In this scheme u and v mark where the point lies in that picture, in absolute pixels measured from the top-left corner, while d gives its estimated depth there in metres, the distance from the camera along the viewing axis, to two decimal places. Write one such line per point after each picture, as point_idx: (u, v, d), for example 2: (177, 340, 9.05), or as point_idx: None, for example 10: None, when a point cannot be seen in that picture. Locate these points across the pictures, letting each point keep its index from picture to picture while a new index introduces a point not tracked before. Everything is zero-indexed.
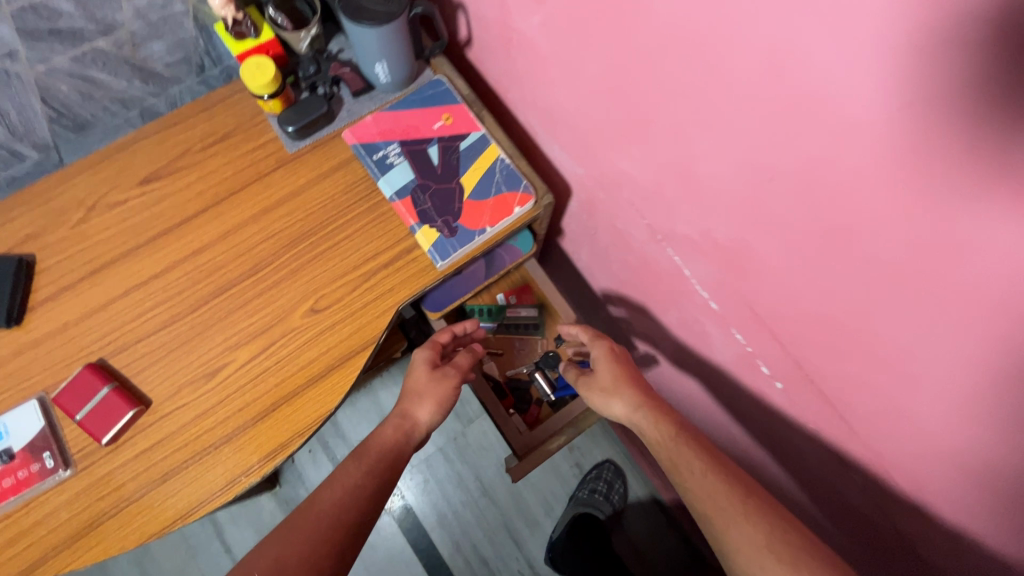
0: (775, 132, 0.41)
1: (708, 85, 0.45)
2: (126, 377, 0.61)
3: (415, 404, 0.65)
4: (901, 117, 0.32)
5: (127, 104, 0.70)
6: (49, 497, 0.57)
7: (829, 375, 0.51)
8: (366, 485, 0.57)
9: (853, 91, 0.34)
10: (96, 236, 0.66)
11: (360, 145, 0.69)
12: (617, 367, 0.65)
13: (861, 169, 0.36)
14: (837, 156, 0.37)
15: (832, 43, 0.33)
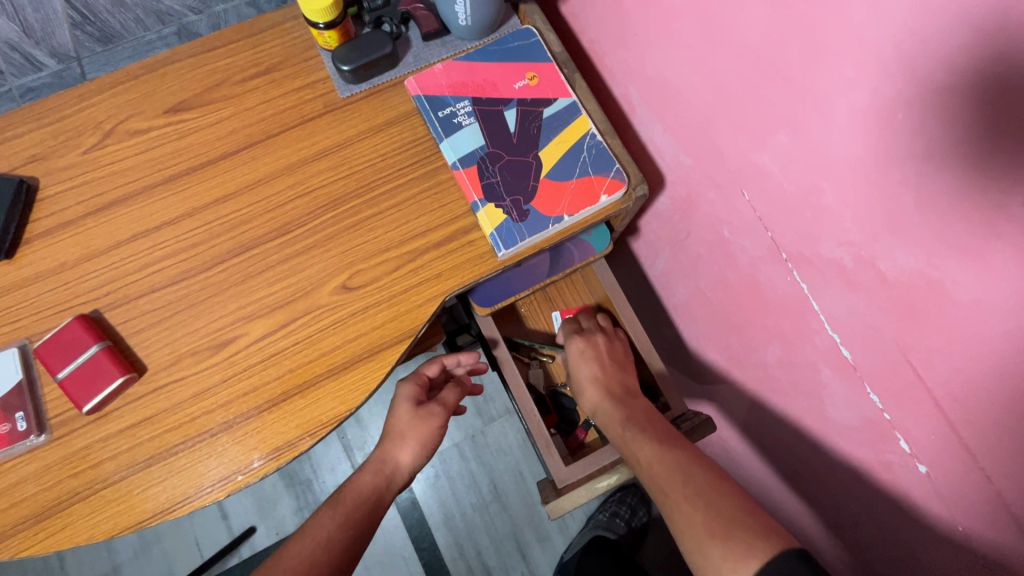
0: (864, 136, 0.39)
1: (910, 54, 0.34)
2: (123, 336, 0.52)
3: (398, 446, 0.63)
4: (1007, 133, 0.30)
5: (165, 20, 0.60)
6: (15, 464, 0.49)
7: (1017, 477, 0.38)
8: (340, 537, 0.55)
9: (952, 100, 0.33)
10: (108, 167, 0.56)
11: (425, 98, 0.57)
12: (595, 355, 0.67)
13: (948, 185, 0.35)
14: (920, 168, 0.36)
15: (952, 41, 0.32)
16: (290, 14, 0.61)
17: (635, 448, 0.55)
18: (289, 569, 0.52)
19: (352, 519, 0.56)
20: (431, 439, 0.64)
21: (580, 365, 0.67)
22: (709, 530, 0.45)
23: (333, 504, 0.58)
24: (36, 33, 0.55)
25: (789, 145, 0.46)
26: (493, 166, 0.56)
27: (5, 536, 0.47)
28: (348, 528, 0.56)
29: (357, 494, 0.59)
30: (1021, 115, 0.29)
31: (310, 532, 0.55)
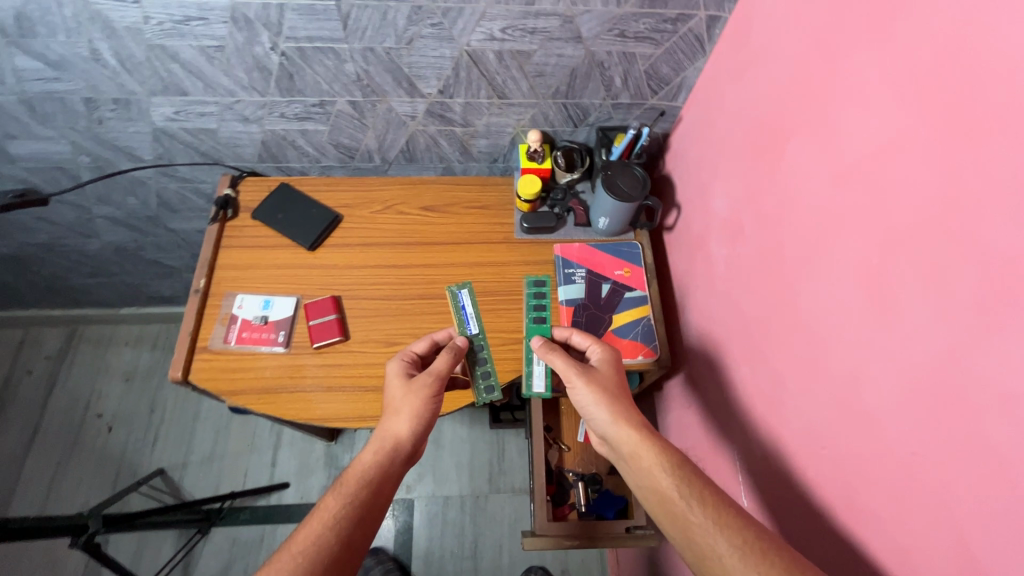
0: (772, 387, 0.68)
1: (795, 355, 0.64)
2: (346, 315, 0.90)
3: (393, 419, 0.71)
4: (816, 414, 0.60)
5: (442, 163, 1.04)
6: (264, 356, 0.86)
7: None
8: (347, 513, 0.61)
9: (802, 386, 0.62)
10: (378, 225, 0.99)
11: (561, 258, 0.95)
12: (612, 374, 0.73)
13: (795, 431, 0.63)
14: (788, 417, 0.65)
15: (807, 360, 0.61)
16: (507, 182, 1.04)
17: (653, 469, 0.62)
18: (304, 540, 0.57)
19: (357, 500, 0.62)
20: (422, 409, 0.72)
21: (602, 379, 0.72)
22: (710, 523, 0.55)
23: (337, 486, 0.64)
24: (383, 147, 0.99)
25: (747, 377, 0.75)
26: (583, 312, 0.90)
27: (246, 393, 0.84)
28: (353, 506, 0.62)
29: (360, 476, 0.65)
30: (822, 409, 0.59)
31: (317, 515, 0.60)
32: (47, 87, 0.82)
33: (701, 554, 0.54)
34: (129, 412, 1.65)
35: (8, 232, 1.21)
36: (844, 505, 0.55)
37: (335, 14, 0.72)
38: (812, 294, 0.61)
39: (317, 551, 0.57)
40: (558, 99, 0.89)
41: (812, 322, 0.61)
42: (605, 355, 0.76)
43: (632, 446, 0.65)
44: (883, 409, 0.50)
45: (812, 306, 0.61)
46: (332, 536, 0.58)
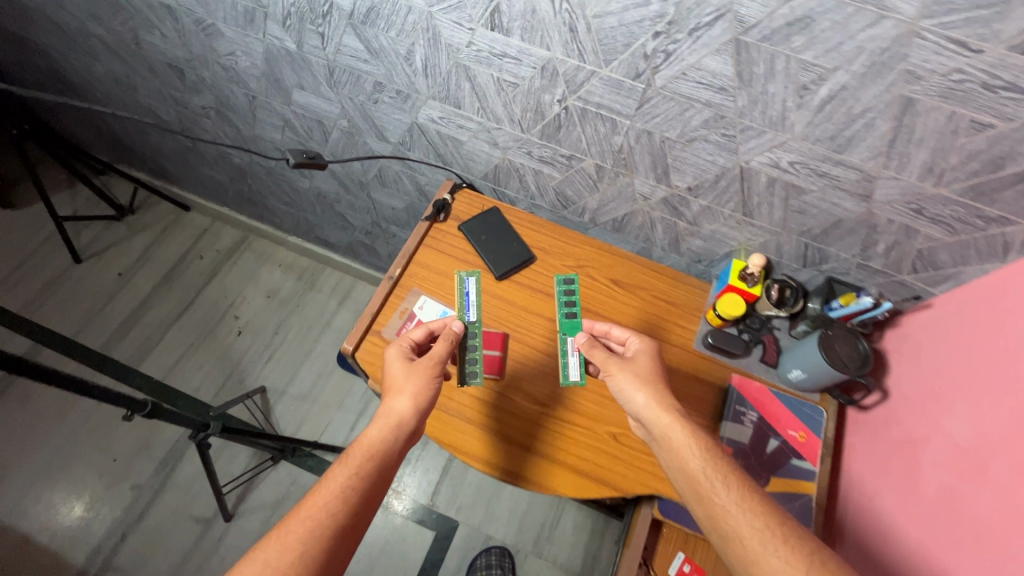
0: None
1: None
2: (506, 355, 0.91)
3: (397, 394, 0.74)
4: None
5: (644, 244, 1.02)
6: None
7: None
8: (353, 490, 0.63)
9: None
10: (564, 279, 0.99)
11: (735, 390, 0.89)
12: (647, 365, 0.77)
13: None
14: None
15: None
16: (704, 287, 0.99)
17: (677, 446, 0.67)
18: (313, 514, 0.60)
19: (361, 474, 0.66)
20: (423, 391, 0.75)
21: (640, 368, 0.76)
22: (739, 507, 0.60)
23: (343, 459, 0.67)
24: (598, 209, 0.99)
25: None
26: (740, 458, 0.83)
27: None
28: (359, 484, 0.64)
29: (367, 449, 0.68)
30: None
31: (325, 485, 0.63)
32: (353, 64, 0.92)
33: (726, 530, 0.59)
34: (258, 325, 1.81)
35: (249, 150, 1.39)
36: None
37: (638, 95, 0.72)
38: None
39: (326, 521, 0.60)
40: (804, 238, 0.84)
41: None
42: (642, 347, 0.79)
43: (663, 428, 0.69)
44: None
45: None
46: (339, 509, 0.62)
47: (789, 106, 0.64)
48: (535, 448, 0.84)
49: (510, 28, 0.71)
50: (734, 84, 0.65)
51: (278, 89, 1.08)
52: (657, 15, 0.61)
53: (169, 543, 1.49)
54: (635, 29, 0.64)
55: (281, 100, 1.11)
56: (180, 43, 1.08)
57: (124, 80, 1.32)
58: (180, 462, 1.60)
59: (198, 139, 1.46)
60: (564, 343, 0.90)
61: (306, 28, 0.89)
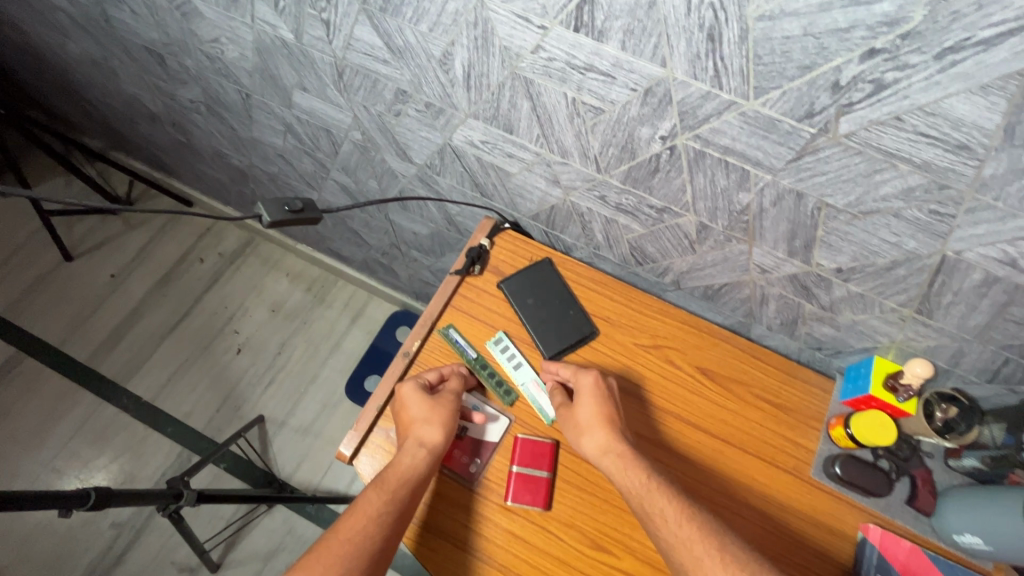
0: None
1: None
2: (556, 474, 0.67)
3: (422, 422, 0.63)
4: None
5: (743, 319, 0.77)
6: (442, 478, 0.66)
7: None
8: (388, 512, 0.56)
9: None
10: (637, 365, 0.74)
11: (874, 549, 0.63)
12: (603, 408, 0.65)
13: None
14: None
15: None
16: (825, 386, 0.73)
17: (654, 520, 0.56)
18: (349, 533, 0.54)
19: (399, 498, 0.58)
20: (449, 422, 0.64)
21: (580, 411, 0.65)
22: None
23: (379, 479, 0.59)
24: (688, 272, 0.73)
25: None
26: None
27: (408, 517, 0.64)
28: (394, 505, 0.57)
29: (407, 471, 0.60)
30: None
31: (362, 506, 0.56)
32: (368, 64, 0.67)
33: None
34: (260, 343, 1.61)
35: (248, 154, 1.16)
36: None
37: (799, 142, 0.46)
38: None
39: (357, 551, 0.53)
40: (1007, 352, 0.57)
41: None
42: (585, 381, 0.67)
43: (611, 470, 0.61)
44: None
45: None
46: (372, 534, 0.54)
47: None
48: None
49: (605, 29, 0.46)
50: (991, 142, 0.38)
51: (274, 87, 0.84)
52: (886, 19, 0.36)
53: None
54: (831, 42, 0.38)
55: (280, 101, 0.87)
56: (155, 24, 0.85)
57: (102, 62, 1.10)
58: None
59: (191, 135, 1.23)
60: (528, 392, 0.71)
61: (305, 12, 0.64)
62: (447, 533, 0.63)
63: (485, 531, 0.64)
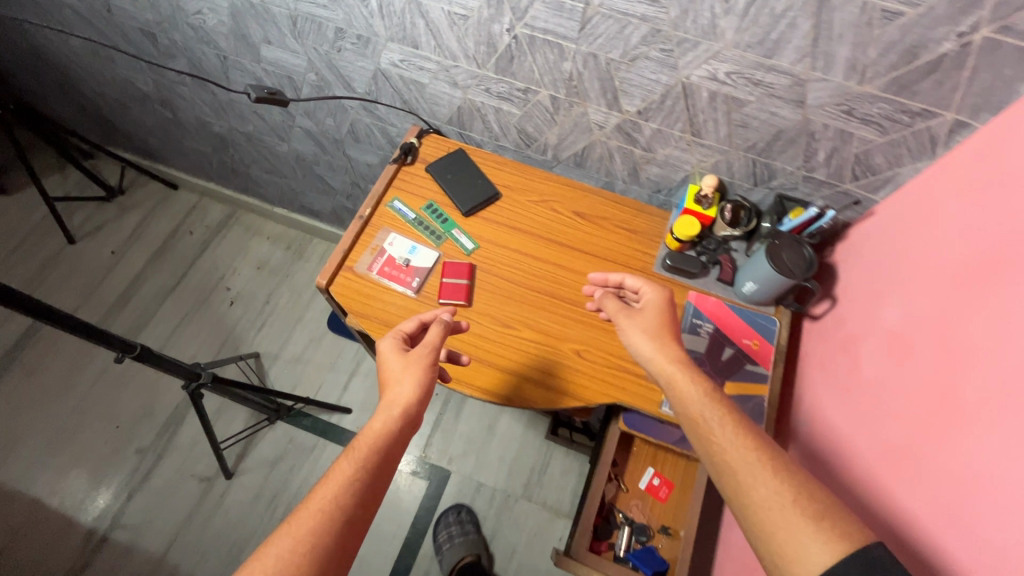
0: (890, 532, 0.62)
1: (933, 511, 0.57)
2: (474, 284, 0.95)
3: (396, 383, 0.77)
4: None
5: (606, 177, 1.06)
6: (393, 293, 0.94)
7: None
8: (357, 479, 0.65)
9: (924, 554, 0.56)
10: (531, 213, 1.03)
11: (692, 305, 0.93)
12: (656, 316, 0.77)
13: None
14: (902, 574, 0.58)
15: (948, 522, 0.54)
16: (663, 215, 1.03)
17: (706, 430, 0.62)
18: (322, 503, 0.62)
19: (367, 461, 0.68)
20: (422, 374, 0.78)
21: (649, 322, 0.76)
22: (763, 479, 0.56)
23: (351, 452, 0.69)
24: (559, 144, 1.03)
25: (849, 479, 0.72)
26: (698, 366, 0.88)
27: (370, 318, 0.92)
28: (359, 472, 0.66)
29: (374, 439, 0.70)
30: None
31: (336, 474, 0.66)
32: (313, 11, 0.95)
33: (742, 494, 0.56)
34: (250, 294, 1.86)
35: (226, 116, 1.42)
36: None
37: (579, 16, 0.76)
38: (975, 453, 0.54)
39: (337, 510, 0.62)
40: (751, 153, 0.87)
41: (963, 481, 0.54)
42: (653, 296, 0.80)
43: (669, 378, 0.69)
44: (997, 501, 0.49)
45: (973, 463, 0.54)
46: (349, 496, 0.64)
47: (718, 12, 0.68)
48: (504, 366, 0.90)
49: None
50: None
51: (246, 46, 1.11)
52: None
53: (175, 500, 1.56)
54: None
55: (251, 58, 1.15)
56: (149, 6, 1.12)
57: (101, 51, 1.35)
58: (182, 426, 1.66)
59: (177, 109, 1.50)
60: (452, 234, 1.00)
61: None
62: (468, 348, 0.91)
63: (429, 325, 0.92)
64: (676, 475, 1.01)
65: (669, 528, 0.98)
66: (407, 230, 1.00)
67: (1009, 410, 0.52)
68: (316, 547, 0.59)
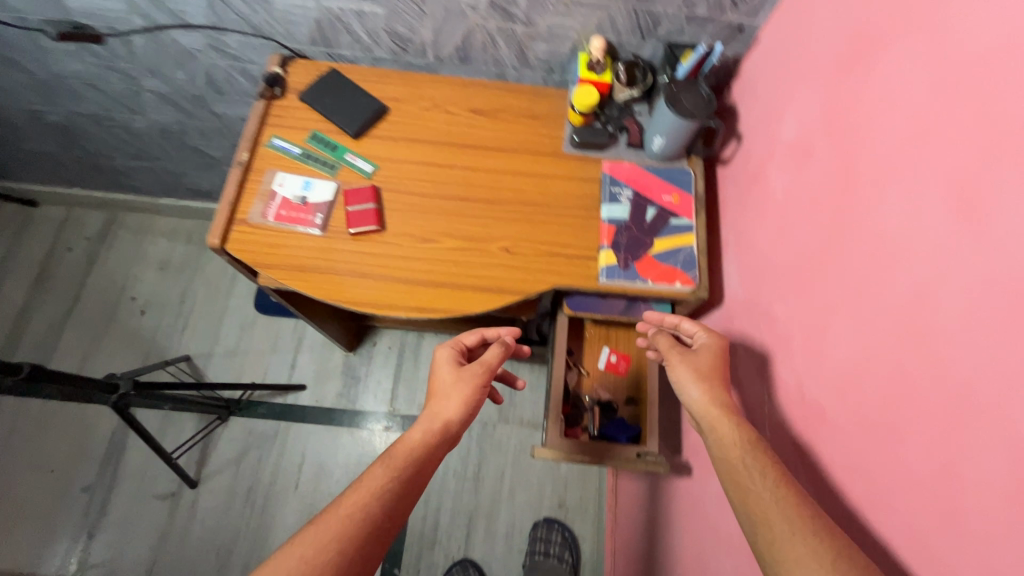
0: (819, 317, 0.66)
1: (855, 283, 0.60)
2: (383, 206, 0.89)
3: (444, 402, 0.87)
4: (864, 339, 0.57)
5: (496, 68, 1.00)
6: (298, 236, 0.86)
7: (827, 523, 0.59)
8: (363, 513, 0.69)
9: (852, 321, 0.59)
10: (427, 121, 0.96)
11: (609, 176, 0.92)
12: (712, 360, 0.74)
13: (838, 356, 0.61)
14: (835, 349, 0.62)
15: (868, 283, 0.58)
16: (561, 95, 0.99)
17: (741, 479, 0.58)
18: (323, 539, 0.65)
19: (402, 476, 0.74)
20: (471, 392, 0.89)
21: (702, 362, 0.74)
22: (790, 524, 0.51)
23: (386, 460, 0.76)
24: (436, 41, 0.95)
25: (778, 292, 0.76)
26: (625, 232, 0.87)
27: (280, 267, 0.84)
28: (371, 503, 0.70)
29: (410, 453, 0.78)
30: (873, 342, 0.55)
31: (369, 482, 0.72)
32: None
33: (773, 547, 0.51)
34: (161, 299, 1.70)
35: (58, 99, 1.23)
36: (871, 393, 0.55)
37: None
38: (882, 214, 0.57)
39: (332, 550, 0.64)
40: (630, 2, 0.84)
41: (875, 244, 0.57)
42: (711, 341, 0.77)
43: (713, 420, 0.66)
44: (905, 251, 0.53)
45: (881, 223, 0.57)
46: (345, 535, 0.66)
47: None
48: (435, 281, 0.85)
49: None
50: None
51: None
52: None
53: (143, 525, 1.47)
54: None
55: (57, 13, 0.97)
56: None
57: None
58: (127, 449, 1.54)
59: None
60: (346, 161, 0.92)
61: None
62: (395, 275, 0.86)
63: (342, 259, 0.86)
64: (629, 347, 1.03)
65: (635, 398, 1.00)
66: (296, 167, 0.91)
67: (901, 171, 0.55)
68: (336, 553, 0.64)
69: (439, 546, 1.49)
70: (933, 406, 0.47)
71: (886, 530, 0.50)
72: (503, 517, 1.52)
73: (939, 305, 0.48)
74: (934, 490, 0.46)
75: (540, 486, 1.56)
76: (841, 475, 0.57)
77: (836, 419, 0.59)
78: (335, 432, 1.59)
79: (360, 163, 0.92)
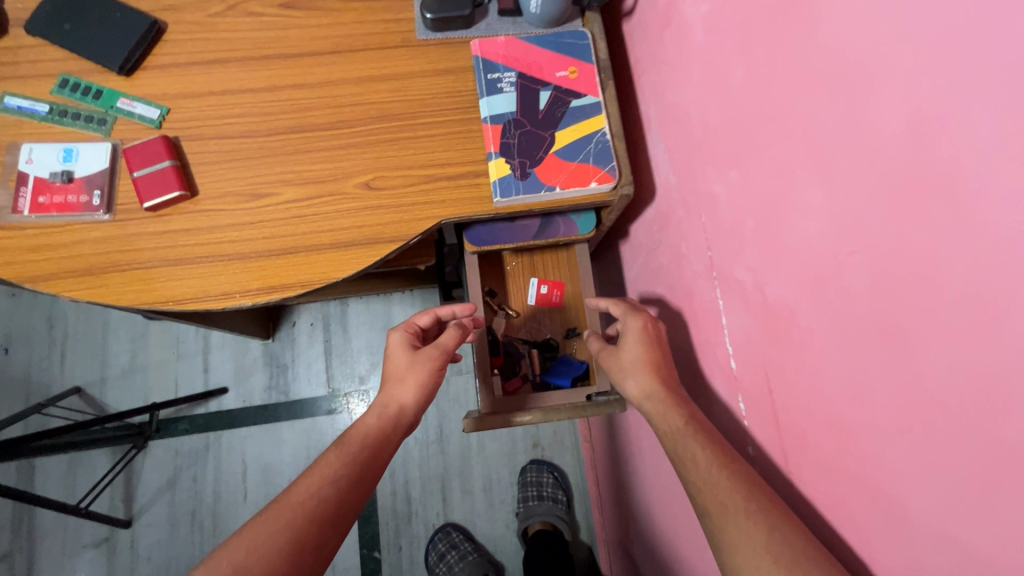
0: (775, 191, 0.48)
1: (816, 130, 0.42)
2: (187, 163, 0.65)
3: (398, 388, 0.69)
4: (840, 210, 0.40)
5: None
6: (77, 228, 0.62)
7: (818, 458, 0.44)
8: (297, 524, 0.55)
9: (818, 186, 0.42)
10: (223, 33, 0.70)
11: (482, 59, 0.69)
12: (644, 343, 0.63)
13: (807, 238, 0.44)
14: (800, 230, 0.45)
15: (837, 122, 0.40)
16: None
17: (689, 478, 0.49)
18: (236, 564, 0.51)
19: (358, 459, 0.62)
20: (429, 380, 0.70)
21: (631, 349, 0.63)
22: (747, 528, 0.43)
23: (340, 446, 0.64)
24: None
25: (717, 165, 0.57)
26: (516, 130, 0.66)
27: (61, 276, 0.61)
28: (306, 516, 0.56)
29: (364, 437, 0.65)
30: (856, 214, 0.38)
31: (321, 471, 0.61)
32: None
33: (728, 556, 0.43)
34: (26, 329, 1.43)
35: None
36: (862, 282, 0.38)
37: None
38: (848, 11, 0.38)
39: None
40: None
41: (842, 60, 0.39)
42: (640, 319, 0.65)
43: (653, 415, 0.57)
44: (893, 56, 0.34)
45: (848, 27, 0.38)
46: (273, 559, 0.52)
47: None
48: (280, 248, 0.64)
49: None
50: None
51: None
52: None
53: None
54: None
55: None
56: None
57: None
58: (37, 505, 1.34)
59: None
60: (119, 109, 0.66)
61: None
62: (220, 253, 0.63)
63: (146, 245, 0.62)
64: (561, 271, 0.85)
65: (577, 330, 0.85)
66: (50, 131, 0.65)
67: None
68: (276, 558, 0.53)
69: (417, 518, 1.39)
70: (964, 287, 0.31)
71: (915, 468, 0.35)
72: (478, 472, 1.42)
73: (959, 127, 0.30)
74: (985, 411, 0.30)
75: (511, 431, 1.45)
76: (834, 398, 0.42)
77: (813, 321, 0.44)
78: (273, 430, 1.41)
79: (139, 108, 0.66)
